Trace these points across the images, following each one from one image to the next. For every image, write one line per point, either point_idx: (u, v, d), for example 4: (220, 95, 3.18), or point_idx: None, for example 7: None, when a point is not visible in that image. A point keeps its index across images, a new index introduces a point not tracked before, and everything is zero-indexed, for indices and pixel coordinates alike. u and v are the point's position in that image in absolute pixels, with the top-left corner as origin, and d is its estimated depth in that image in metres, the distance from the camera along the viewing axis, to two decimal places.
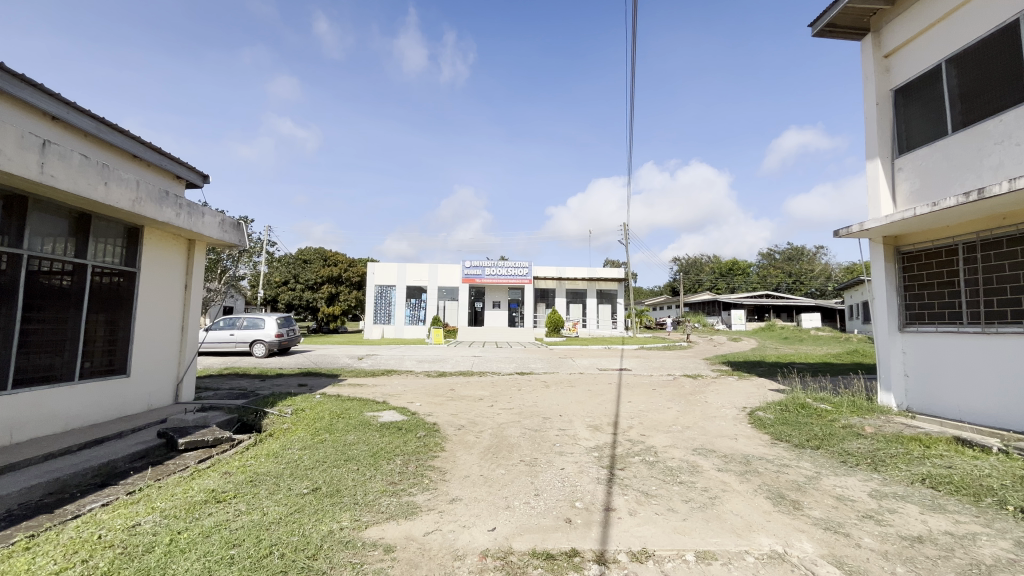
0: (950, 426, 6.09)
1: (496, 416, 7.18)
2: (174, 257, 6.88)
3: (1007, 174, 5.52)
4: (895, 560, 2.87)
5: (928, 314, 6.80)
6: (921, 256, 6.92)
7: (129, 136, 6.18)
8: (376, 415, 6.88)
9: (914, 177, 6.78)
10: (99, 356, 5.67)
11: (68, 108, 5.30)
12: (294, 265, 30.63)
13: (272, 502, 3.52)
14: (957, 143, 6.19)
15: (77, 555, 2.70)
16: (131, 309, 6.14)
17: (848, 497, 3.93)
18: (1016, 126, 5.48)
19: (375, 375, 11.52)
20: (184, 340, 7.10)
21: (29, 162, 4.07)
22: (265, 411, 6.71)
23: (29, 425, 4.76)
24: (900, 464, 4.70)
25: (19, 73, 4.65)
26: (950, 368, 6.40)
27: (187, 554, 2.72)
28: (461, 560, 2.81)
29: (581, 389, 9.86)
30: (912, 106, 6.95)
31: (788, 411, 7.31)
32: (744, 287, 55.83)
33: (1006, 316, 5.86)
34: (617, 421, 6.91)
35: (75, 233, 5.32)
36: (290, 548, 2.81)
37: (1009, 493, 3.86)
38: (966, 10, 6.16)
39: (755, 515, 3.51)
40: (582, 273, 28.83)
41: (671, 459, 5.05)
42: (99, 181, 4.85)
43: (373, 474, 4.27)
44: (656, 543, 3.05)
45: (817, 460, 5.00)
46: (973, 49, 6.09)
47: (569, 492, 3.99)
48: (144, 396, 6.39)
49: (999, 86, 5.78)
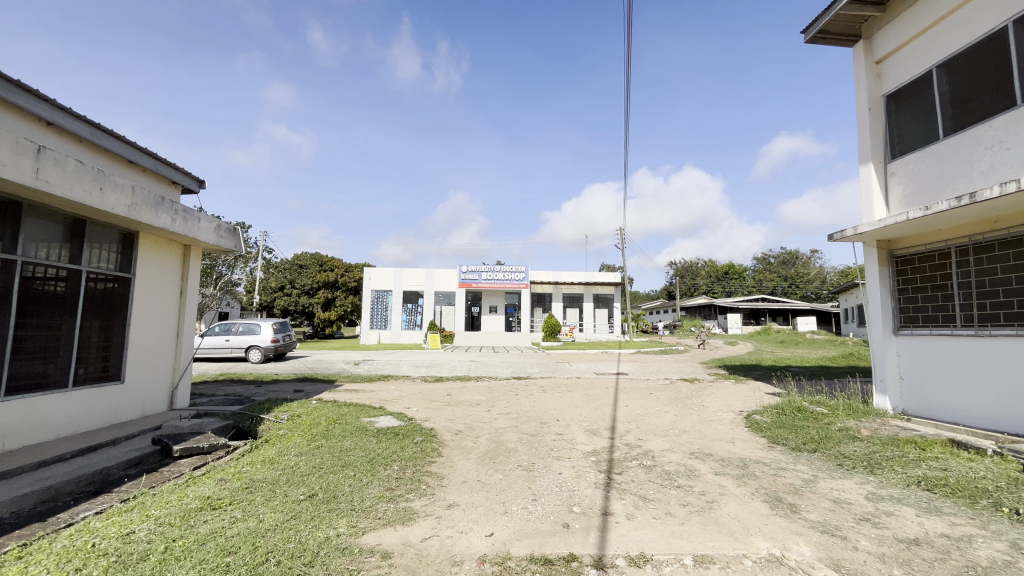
0: (946, 428, 6.12)
1: (494, 421, 7.17)
2: (169, 263, 6.84)
3: (997, 178, 5.59)
4: (892, 562, 2.88)
5: (922, 317, 6.86)
6: (915, 260, 6.98)
7: (123, 142, 6.18)
8: (373, 421, 6.85)
9: (907, 181, 6.85)
10: (93, 362, 5.62)
11: (64, 114, 5.31)
12: (290, 271, 30.55)
13: (268, 509, 3.49)
14: (948, 147, 6.27)
15: (70, 564, 2.67)
16: (126, 315, 6.10)
17: (844, 499, 3.95)
18: (1006, 132, 5.56)
19: (372, 381, 11.49)
20: (178, 346, 7.05)
21: (24, 167, 4.06)
22: (261, 417, 6.68)
23: (21, 433, 4.70)
24: (896, 467, 4.73)
25: (17, 80, 4.67)
26: (944, 371, 6.46)
27: (183, 562, 2.70)
28: (458, 566, 2.79)
29: (579, 393, 9.85)
30: (903, 111, 7.04)
31: (784, 414, 7.35)
32: (740, 291, 55.90)
33: (999, 319, 5.91)
34: (614, 425, 6.94)
35: (70, 239, 5.30)
36: (286, 555, 2.79)
37: (1005, 494, 3.89)
38: (954, 18, 6.28)
39: (752, 519, 3.51)
40: (581, 277, 28.97)
41: (668, 463, 5.05)
42: (94, 187, 4.83)
43: (369, 480, 4.24)
44: (654, 548, 3.04)
45: (813, 463, 5.02)
46: (962, 55, 6.21)
47: (566, 496, 3.99)
48: (138, 403, 6.33)
49: (988, 92, 5.88)
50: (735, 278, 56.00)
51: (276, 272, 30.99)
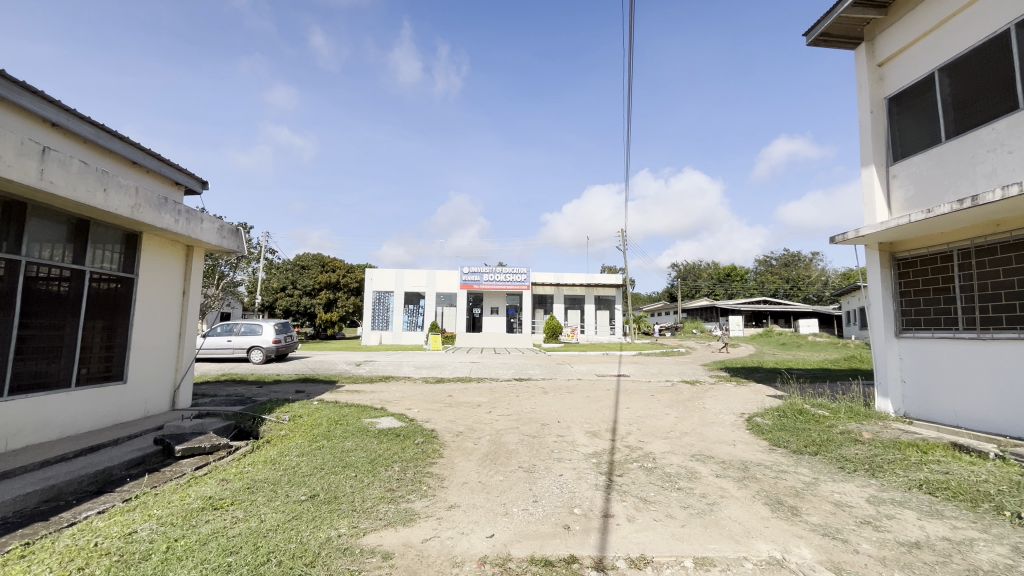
0: (948, 431, 6.10)
1: (495, 422, 7.19)
2: (173, 264, 6.88)
3: (999, 181, 5.60)
4: (892, 565, 2.87)
5: (924, 320, 6.85)
6: (916, 263, 6.98)
7: (128, 143, 6.23)
8: (374, 422, 6.87)
9: (908, 184, 6.86)
10: (96, 362, 5.64)
11: (68, 115, 5.35)
12: (292, 271, 30.62)
13: (270, 509, 3.51)
14: (951, 150, 6.26)
15: (73, 562, 2.69)
16: (129, 315, 6.14)
17: (845, 503, 3.94)
18: (1008, 135, 5.56)
19: (374, 382, 11.53)
20: (181, 347, 7.07)
21: (29, 168, 4.08)
22: (263, 417, 6.72)
23: (24, 433, 4.72)
24: (898, 470, 4.71)
25: (20, 80, 4.69)
26: (946, 374, 6.44)
27: (185, 562, 2.71)
28: (459, 567, 2.80)
29: (580, 395, 9.88)
30: (905, 114, 7.03)
31: (785, 417, 7.33)
32: (741, 292, 55.89)
33: (1002, 322, 5.90)
34: (615, 427, 6.94)
35: (73, 240, 5.32)
36: (288, 555, 2.80)
37: (1006, 498, 3.87)
38: (957, 20, 6.27)
39: (753, 522, 3.50)
40: (581, 279, 28.94)
41: (669, 465, 5.05)
42: (98, 188, 4.86)
43: (371, 480, 4.26)
44: (654, 550, 3.04)
45: (814, 466, 5.00)
46: (964, 58, 6.20)
47: (567, 498, 3.99)
48: (140, 403, 6.35)
49: (990, 95, 5.88)
50: (737, 279, 56.01)
51: (278, 273, 31.13)
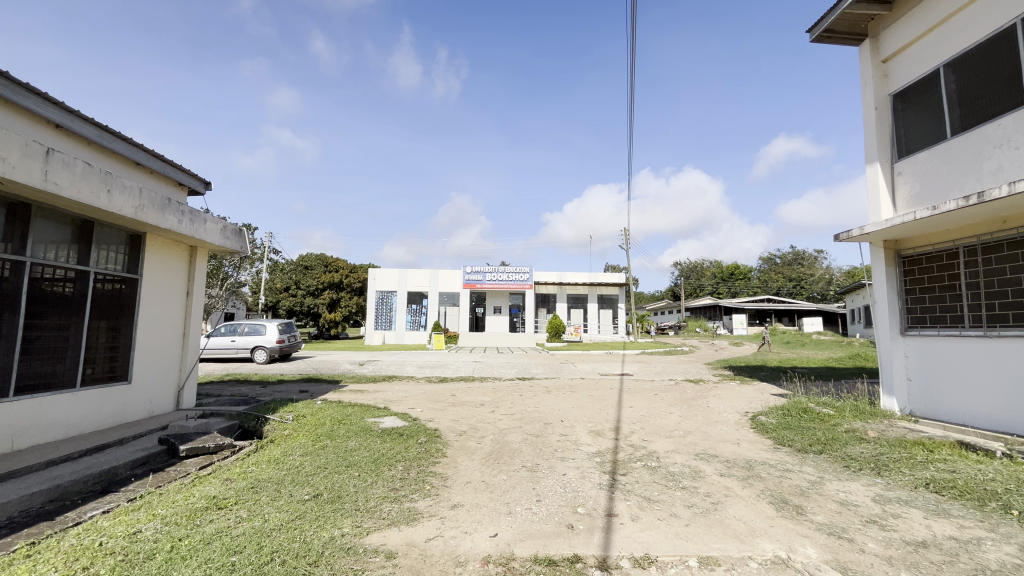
0: (955, 430, 6.05)
1: (498, 421, 7.18)
2: (175, 264, 6.88)
3: (1006, 177, 5.54)
4: (899, 564, 2.85)
5: (929, 318, 6.80)
6: (922, 260, 6.92)
7: (131, 143, 6.23)
8: (377, 421, 6.90)
9: (914, 181, 6.80)
10: (101, 362, 5.68)
11: (70, 115, 5.36)
12: (295, 272, 30.71)
13: (273, 509, 3.51)
14: (957, 146, 6.21)
15: (78, 562, 2.70)
16: (133, 315, 6.15)
17: (851, 501, 3.92)
18: (1015, 130, 5.50)
19: (376, 381, 11.56)
20: (184, 347, 7.08)
21: (32, 170, 4.09)
22: (266, 417, 6.73)
23: (29, 432, 4.75)
24: (904, 469, 4.68)
25: (23, 81, 4.70)
26: (952, 372, 6.39)
27: (188, 561, 2.71)
28: (462, 567, 2.79)
29: (583, 394, 9.86)
30: (910, 110, 6.98)
31: (790, 415, 7.30)
32: (744, 291, 55.68)
33: (1008, 320, 5.83)
34: (618, 426, 6.93)
35: (78, 241, 5.35)
36: (290, 555, 2.80)
37: (1014, 497, 3.83)
38: (963, 15, 6.21)
39: (757, 521, 3.48)
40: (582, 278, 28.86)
41: (672, 464, 5.03)
42: (102, 189, 4.88)
43: (374, 480, 4.26)
44: (658, 549, 3.03)
45: (819, 465, 4.99)
46: (970, 53, 6.14)
47: (570, 497, 3.98)
48: (145, 402, 6.38)
49: (996, 91, 5.82)
50: (740, 278, 55.95)
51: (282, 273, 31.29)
